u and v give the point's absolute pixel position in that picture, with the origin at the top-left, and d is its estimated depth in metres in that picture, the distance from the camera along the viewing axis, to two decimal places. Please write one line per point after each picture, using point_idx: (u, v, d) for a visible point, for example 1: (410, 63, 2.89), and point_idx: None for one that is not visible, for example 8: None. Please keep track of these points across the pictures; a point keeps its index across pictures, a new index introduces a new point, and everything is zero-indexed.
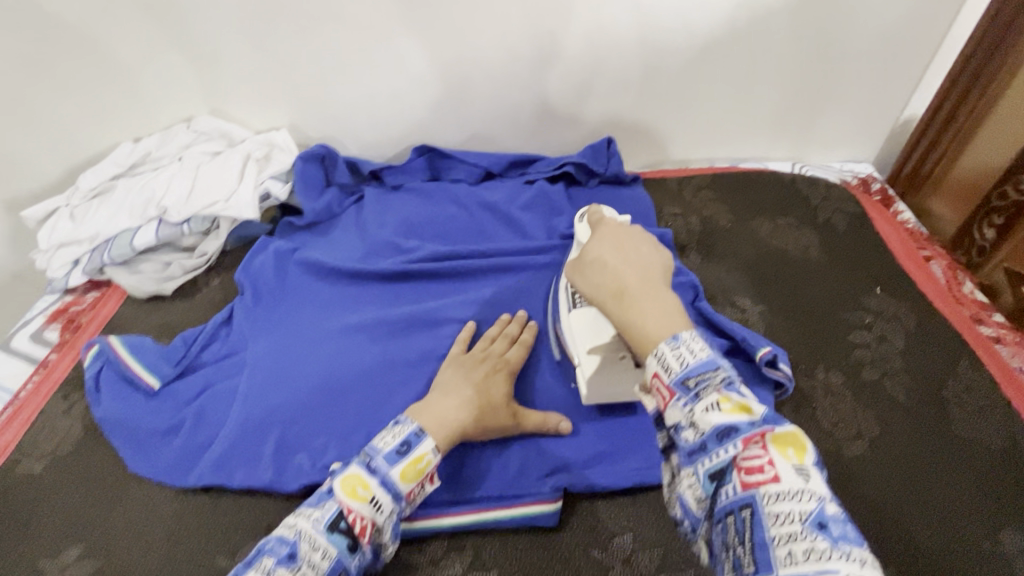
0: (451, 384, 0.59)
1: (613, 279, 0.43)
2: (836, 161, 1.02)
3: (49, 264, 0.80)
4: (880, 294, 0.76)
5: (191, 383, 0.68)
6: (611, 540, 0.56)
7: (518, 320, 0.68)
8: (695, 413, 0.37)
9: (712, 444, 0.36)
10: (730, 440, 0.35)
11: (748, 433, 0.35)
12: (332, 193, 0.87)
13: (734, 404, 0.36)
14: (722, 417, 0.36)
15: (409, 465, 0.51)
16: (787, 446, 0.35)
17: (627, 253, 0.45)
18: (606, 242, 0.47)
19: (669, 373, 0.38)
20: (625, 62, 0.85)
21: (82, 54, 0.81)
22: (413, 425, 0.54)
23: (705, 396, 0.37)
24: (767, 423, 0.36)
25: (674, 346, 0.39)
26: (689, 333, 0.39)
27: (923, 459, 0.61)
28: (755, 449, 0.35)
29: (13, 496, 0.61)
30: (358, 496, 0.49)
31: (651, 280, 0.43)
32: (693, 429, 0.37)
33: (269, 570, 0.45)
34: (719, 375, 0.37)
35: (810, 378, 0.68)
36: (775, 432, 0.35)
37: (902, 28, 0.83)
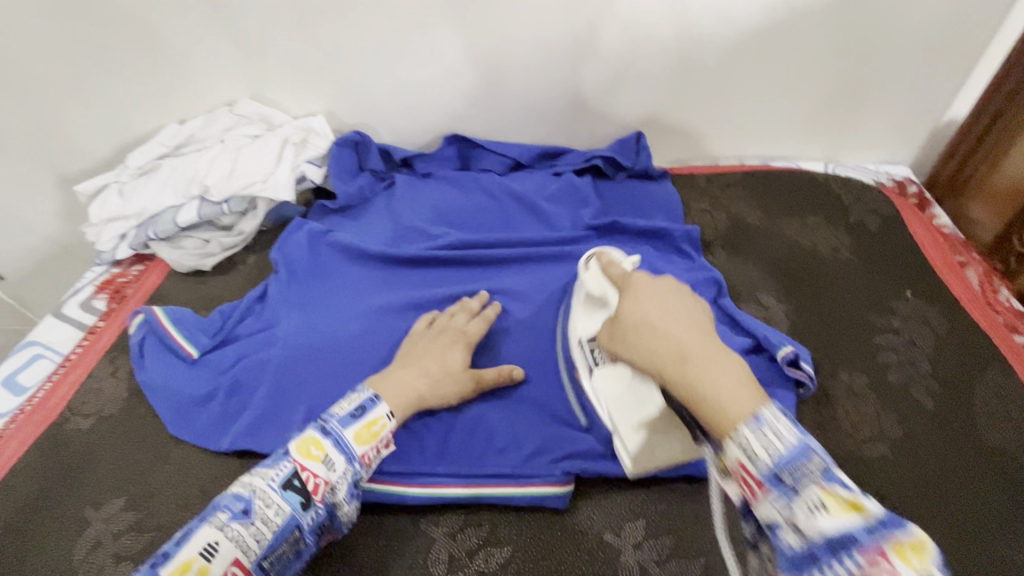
0: (412, 356, 0.62)
1: (672, 344, 0.44)
2: (871, 162, 0.99)
3: (99, 237, 0.84)
4: (910, 298, 0.75)
5: (225, 353, 0.71)
6: (624, 525, 0.57)
7: (480, 295, 0.70)
8: (797, 516, 0.36)
9: (822, 551, 0.35)
10: (845, 549, 0.34)
11: (865, 540, 0.34)
12: (365, 177, 0.89)
13: (843, 502, 0.35)
14: (831, 520, 0.35)
15: (363, 428, 0.55)
16: (910, 550, 0.33)
17: (675, 315, 0.46)
18: (648, 302, 0.47)
19: (753, 460, 0.38)
20: (660, 56, 0.85)
21: (136, 37, 0.85)
22: (368, 392, 0.58)
23: (804, 492, 0.36)
24: (882, 524, 0.34)
25: (757, 429, 0.38)
26: (771, 410, 0.39)
27: (946, 464, 0.61)
28: (877, 558, 0.33)
29: (62, 448, 0.66)
30: (312, 455, 0.52)
31: (710, 342, 0.44)
32: (796, 530, 0.36)
33: (224, 524, 0.48)
34: (816, 464, 0.37)
35: (832, 378, 0.67)
36: (897, 539, 0.34)
37: (947, 26, 0.81)
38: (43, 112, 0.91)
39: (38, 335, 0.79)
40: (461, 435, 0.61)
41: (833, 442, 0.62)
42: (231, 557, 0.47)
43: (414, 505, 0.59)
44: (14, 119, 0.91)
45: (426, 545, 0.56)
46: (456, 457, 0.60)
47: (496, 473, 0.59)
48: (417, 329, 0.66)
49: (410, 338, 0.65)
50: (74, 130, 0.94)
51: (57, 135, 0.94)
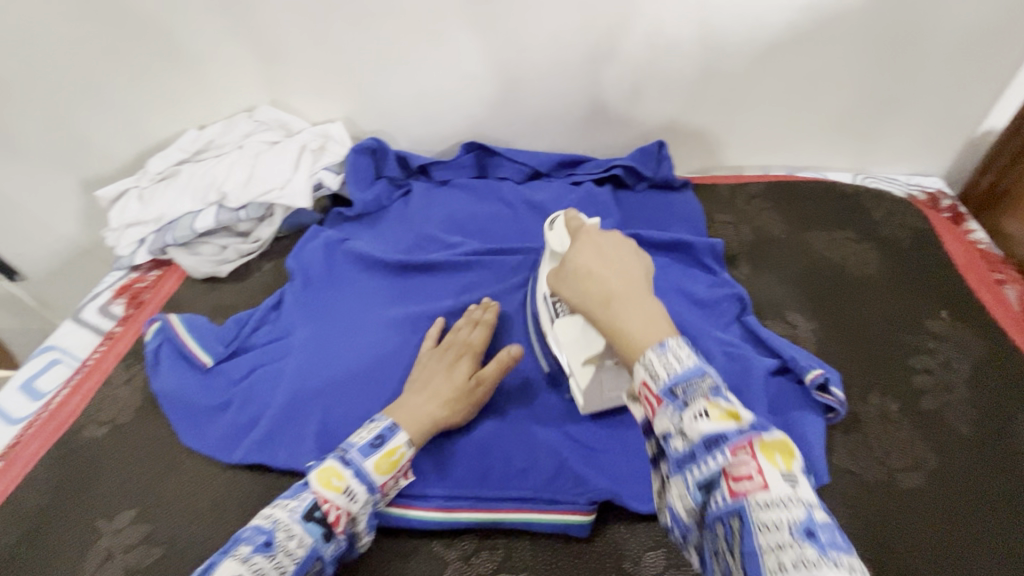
0: (421, 379, 0.61)
1: (599, 287, 0.43)
2: (901, 174, 0.96)
3: (118, 242, 0.85)
4: (944, 318, 0.72)
5: (241, 362, 0.70)
6: (643, 554, 0.55)
7: (484, 306, 0.67)
8: (684, 421, 0.36)
9: (700, 452, 0.35)
10: (718, 448, 0.34)
11: (736, 440, 0.34)
12: (381, 185, 0.88)
13: (722, 409, 0.35)
14: (710, 424, 0.35)
15: (383, 458, 0.54)
16: (776, 452, 0.34)
17: (613, 263, 0.45)
18: (586, 249, 0.46)
19: (655, 378, 0.37)
20: (682, 63, 0.83)
21: (157, 43, 0.85)
22: (387, 420, 0.57)
23: (693, 402, 0.36)
24: (756, 429, 0.35)
25: (661, 352, 0.38)
26: (676, 338, 0.39)
27: (986, 497, 0.58)
28: (745, 458, 0.34)
29: (77, 456, 0.66)
30: (333, 486, 0.52)
31: (637, 285, 0.43)
32: (681, 436, 0.36)
33: (246, 557, 0.46)
34: (707, 381, 0.36)
35: (863, 402, 0.65)
36: (765, 439, 0.34)
37: (985, 34, 0.78)
38: (67, 117, 0.92)
39: (56, 339, 0.79)
40: (479, 455, 0.60)
41: (863, 471, 0.59)
42: None
43: (431, 530, 0.57)
44: (39, 123, 0.93)
45: (439, 569, 0.55)
46: (475, 480, 0.58)
47: (518, 498, 0.57)
48: (427, 349, 0.65)
49: (419, 360, 0.64)
50: (97, 134, 0.95)
51: (80, 139, 0.95)
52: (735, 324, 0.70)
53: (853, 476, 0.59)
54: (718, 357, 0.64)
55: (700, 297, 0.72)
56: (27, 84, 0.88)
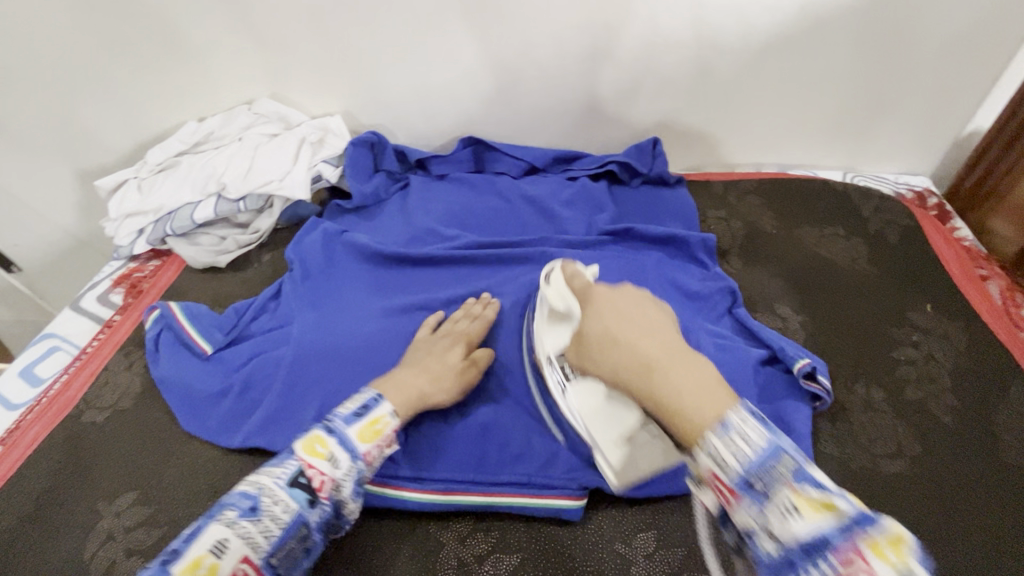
0: (413, 358, 0.63)
1: (634, 357, 0.46)
2: (890, 172, 0.98)
3: (117, 232, 0.85)
4: (930, 311, 0.74)
5: (240, 350, 0.71)
6: (634, 535, 0.57)
7: (483, 301, 0.70)
8: (773, 520, 0.34)
9: (797, 556, 0.34)
10: (819, 551, 0.33)
11: (839, 539, 0.32)
12: (380, 178, 0.89)
13: (814, 501, 0.34)
14: (804, 523, 0.33)
15: (366, 427, 0.55)
16: (887, 547, 0.32)
17: (628, 324, 0.49)
18: (609, 317, 0.50)
19: (725, 469, 0.37)
20: (677, 61, 0.84)
21: (158, 35, 0.86)
22: (371, 391, 0.58)
23: (777, 495, 0.35)
24: (858, 523, 0.33)
25: (724, 435, 0.37)
26: (737, 413, 0.38)
27: (966, 482, 0.59)
28: (854, 559, 0.32)
29: (76, 440, 0.66)
30: (317, 453, 0.52)
31: (673, 351, 0.45)
32: (771, 536, 0.35)
33: (233, 521, 0.47)
34: (788, 466, 0.35)
35: (849, 392, 0.66)
36: (870, 533, 0.32)
37: (972, 37, 0.80)
38: (67, 107, 0.93)
39: (56, 327, 0.80)
40: (474, 440, 0.61)
41: (849, 457, 0.61)
42: (241, 554, 0.47)
43: (428, 512, 0.58)
44: (39, 113, 0.93)
45: (435, 550, 0.56)
46: (471, 464, 0.60)
47: (513, 481, 0.58)
48: (421, 333, 0.67)
49: (414, 344, 0.66)
50: (96, 125, 0.95)
51: (80, 130, 0.96)
52: (726, 316, 0.72)
53: (839, 463, 0.61)
54: (709, 346, 0.65)
55: (691, 290, 0.73)
56: (29, 74, 0.89)
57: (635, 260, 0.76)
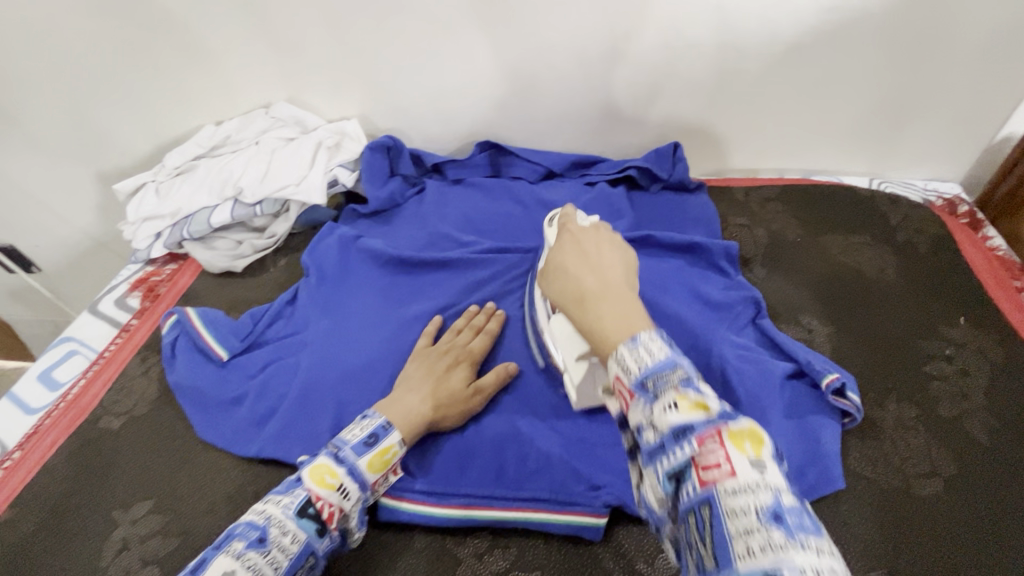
0: (415, 379, 0.61)
1: (573, 286, 0.44)
2: (918, 179, 0.95)
3: (135, 236, 0.85)
4: (963, 325, 0.71)
5: (256, 357, 0.71)
6: (657, 555, 0.55)
7: (486, 311, 0.69)
8: (653, 413, 0.34)
9: (669, 443, 0.33)
10: (686, 438, 0.33)
11: (703, 429, 0.33)
12: (396, 182, 0.89)
13: (692, 401, 0.34)
14: (678, 416, 0.33)
15: (376, 456, 0.55)
16: (746, 440, 0.32)
17: (591, 258, 0.45)
18: (569, 249, 0.47)
19: (626, 372, 0.37)
20: (699, 65, 0.82)
21: (176, 39, 0.86)
22: (380, 417, 0.57)
23: (663, 395, 0.34)
24: (724, 418, 0.33)
25: (632, 347, 0.37)
26: (649, 332, 0.38)
27: (1005, 506, 0.57)
28: (713, 446, 0.32)
29: (94, 446, 0.66)
30: (326, 483, 0.52)
31: (615, 285, 0.43)
32: (652, 429, 0.34)
33: (240, 553, 0.46)
34: (678, 372, 0.35)
35: (879, 409, 0.64)
36: (734, 428, 0.33)
37: (1007, 40, 0.77)
38: (88, 112, 0.94)
39: (74, 330, 0.80)
40: (491, 453, 0.60)
41: (880, 476, 0.59)
42: None
43: (444, 526, 0.57)
44: (60, 117, 0.94)
45: (452, 566, 0.55)
46: (489, 477, 0.59)
47: (532, 497, 0.57)
48: (423, 348, 0.66)
49: (414, 357, 0.65)
50: (115, 129, 0.96)
51: (100, 134, 0.97)
52: (750, 327, 0.70)
53: (869, 482, 0.59)
54: (732, 360, 0.63)
55: (714, 300, 0.71)
56: (50, 79, 0.90)
57: (654, 266, 0.73)
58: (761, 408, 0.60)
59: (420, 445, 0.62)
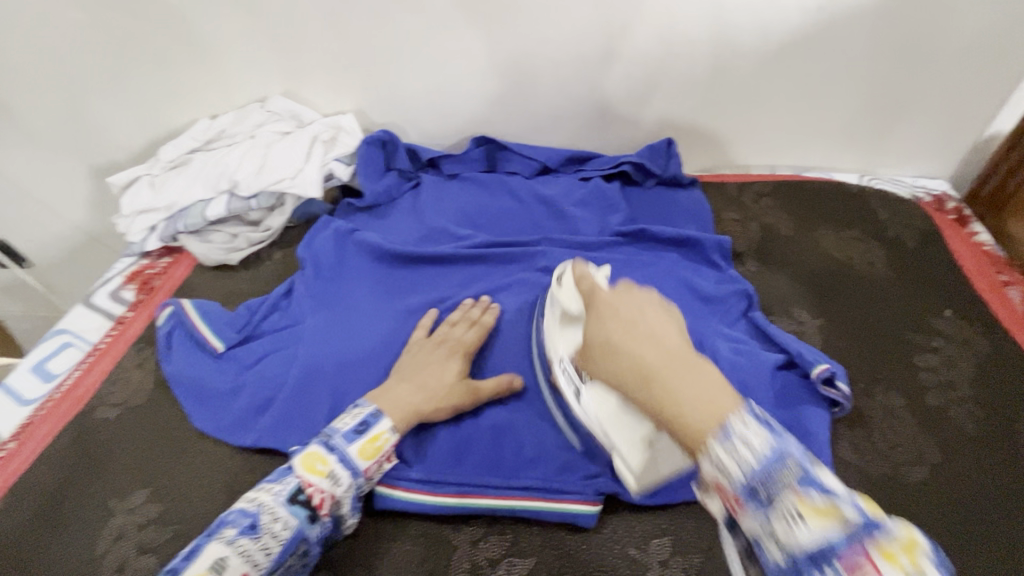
0: (409, 370, 0.62)
1: (633, 364, 0.40)
2: (907, 176, 0.97)
3: (129, 229, 0.85)
4: (950, 317, 0.73)
5: (252, 348, 0.71)
6: (650, 540, 0.56)
7: (481, 304, 0.70)
8: (777, 527, 0.32)
9: (801, 560, 0.31)
10: (823, 556, 0.31)
11: (841, 542, 0.31)
12: (392, 177, 0.89)
13: (815, 505, 0.32)
14: (809, 530, 0.31)
15: (366, 443, 0.56)
16: (899, 553, 0.30)
17: (636, 326, 0.42)
18: (611, 322, 0.43)
19: (725, 475, 0.34)
20: (693, 61, 0.83)
21: (171, 31, 0.86)
22: (371, 406, 0.59)
23: (782, 504, 0.32)
24: (859, 526, 0.31)
25: (727, 445, 0.34)
26: (739, 417, 0.35)
27: (989, 492, 0.58)
28: (857, 564, 0.30)
29: (88, 437, 0.66)
30: (316, 471, 0.54)
31: (678, 356, 0.39)
32: (776, 544, 0.32)
33: (232, 539, 0.49)
34: (793, 470, 0.33)
35: (868, 398, 0.65)
36: (873, 536, 0.30)
37: (994, 39, 0.79)
38: (82, 104, 0.93)
39: (68, 323, 0.80)
40: (488, 442, 0.60)
41: (869, 464, 0.60)
42: (240, 571, 0.47)
43: (440, 514, 0.58)
44: (52, 109, 0.94)
45: (447, 552, 0.56)
46: (485, 467, 0.59)
47: (526, 486, 0.58)
48: (418, 339, 0.66)
49: (410, 350, 0.65)
50: (109, 122, 0.96)
51: (94, 127, 0.96)
52: (742, 320, 0.71)
53: (858, 469, 0.60)
54: (725, 352, 0.64)
55: (707, 294, 0.72)
56: (43, 71, 0.89)
57: (648, 263, 0.75)
58: (754, 397, 0.61)
59: (416, 434, 0.62)
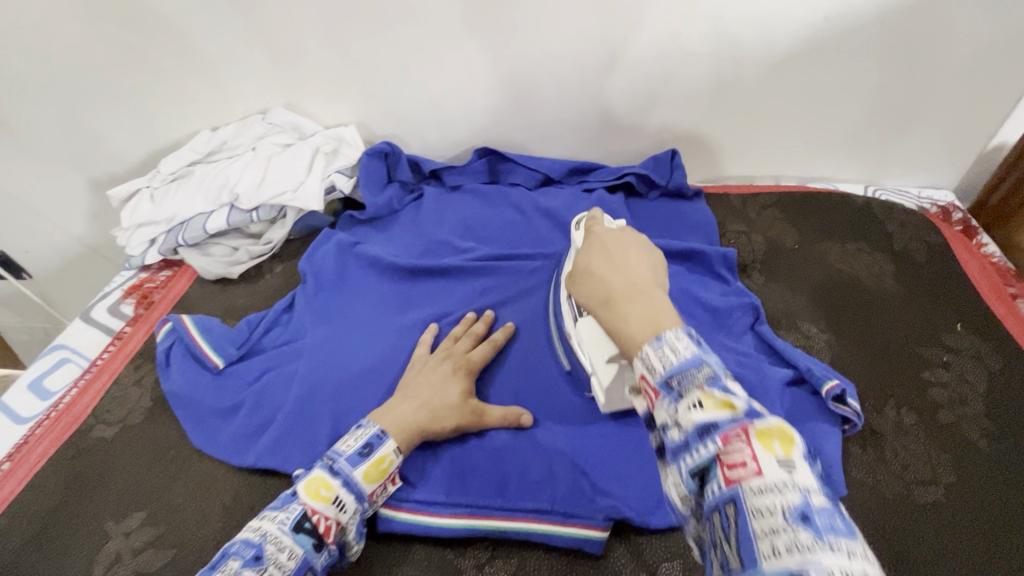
0: (411, 386, 0.61)
1: (600, 288, 0.44)
2: (912, 187, 0.96)
3: (129, 242, 0.85)
4: (960, 331, 0.72)
5: (252, 366, 0.70)
6: (660, 564, 0.55)
7: (485, 318, 0.69)
8: (678, 412, 0.34)
9: (692, 440, 0.33)
10: (710, 436, 0.33)
11: (729, 429, 0.33)
12: (394, 189, 0.88)
13: (717, 399, 0.34)
14: (703, 413, 0.33)
15: (371, 466, 0.55)
16: (776, 439, 0.32)
17: (617, 260, 0.46)
18: (594, 252, 0.48)
19: (652, 370, 0.37)
20: (697, 72, 0.83)
21: (172, 44, 0.85)
22: (375, 427, 0.57)
23: (687, 393, 0.35)
24: (750, 417, 0.33)
25: (657, 346, 0.37)
26: (674, 330, 0.38)
27: (1005, 513, 0.57)
28: (738, 445, 0.32)
29: (85, 457, 0.65)
30: (321, 496, 0.52)
31: (641, 286, 0.43)
32: (677, 427, 0.34)
33: (236, 572, 0.45)
34: (704, 371, 0.35)
35: (879, 415, 0.64)
36: (761, 426, 0.32)
37: (999, 50, 0.78)
38: (83, 117, 0.93)
39: (66, 338, 0.79)
40: (493, 463, 0.59)
41: (880, 483, 0.59)
42: None
43: (444, 538, 0.57)
44: (53, 122, 0.94)
45: None
46: (490, 488, 0.58)
47: (533, 509, 0.56)
48: (421, 356, 0.65)
49: (413, 366, 0.64)
50: (110, 134, 0.95)
51: (95, 140, 0.96)
52: (749, 333, 0.70)
53: (871, 489, 0.59)
54: (731, 366, 0.64)
55: (712, 306, 0.71)
56: (44, 85, 0.89)
57: None
58: None
59: (419, 454, 0.61)
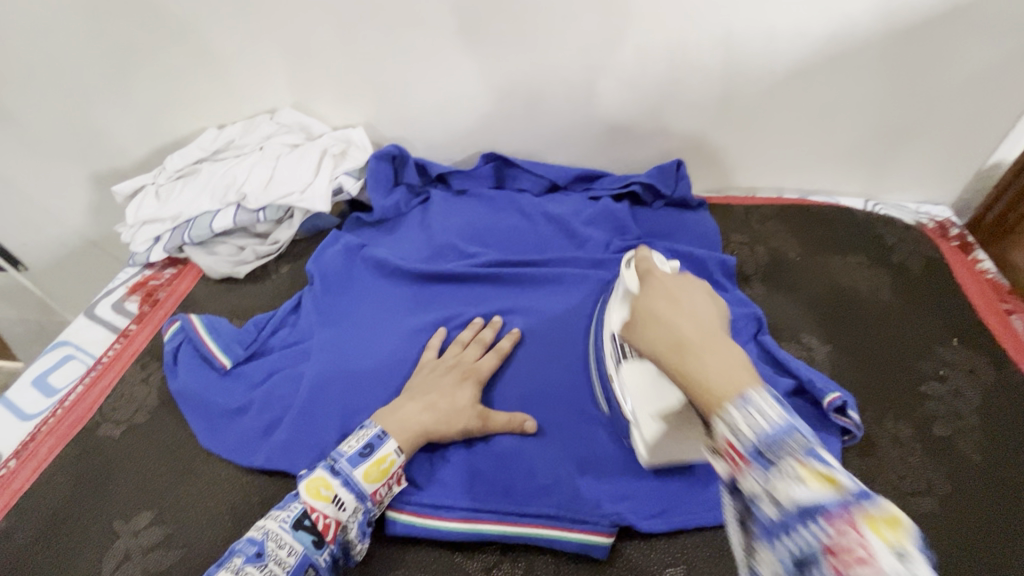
0: (418, 389, 0.62)
1: (670, 333, 0.41)
2: (911, 202, 0.98)
3: (134, 239, 0.85)
4: (956, 346, 0.73)
5: (260, 365, 0.70)
6: (664, 570, 0.56)
7: (493, 325, 0.70)
8: (774, 486, 0.33)
9: (792, 520, 0.32)
10: (813, 518, 0.31)
11: (834, 509, 0.31)
12: (401, 192, 0.89)
13: (819, 474, 0.32)
14: (808, 491, 0.32)
15: (372, 466, 0.55)
16: (884, 524, 0.30)
17: (681, 302, 0.44)
18: (656, 296, 0.45)
19: (739, 438, 0.34)
20: (704, 85, 0.84)
21: (181, 41, 0.85)
22: (376, 427, 0.58)
23: (785, 466, 0.33)
24: (858, 498, 0.31)
25: (744, 408, 0.35)
26: (760, 392, 0.36)
27: (996, 523, 0.59)
28: (849, 531, 0.30)
29: (92, 455, 0.65)
30: (321, 496, 0.53)
31: (713, 335, 0.40)
32: (772, 502, 0.33)
33: (239, 568, 0.49)
34: (800, 443, 0.33)
35: (877, 427, 0.66)
36: (870, 510, 0.31)
37: (999, 72, 0.80)
38: (90, 112, 0.93)
39: (70, 334, 0.79)
40: (499, 467, 0.60)
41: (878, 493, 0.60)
42: None
43: (451, 542, 0.58)
44: (57, 116, 0.93)
45: None
46: (498, 492, 0.59)
47: (540, 514, 0.57)
48: (429, 360, 0.66)
49: (421, 370, 0.65)
50: (116, 130, 0.95)
51: (102, 135, 0.96)
52: (752, 343, 0.71)
53: None
54: None
55: None
56: (51, 78, 0.89)
57: None
58: None
59: (423, 457, 0.62)
